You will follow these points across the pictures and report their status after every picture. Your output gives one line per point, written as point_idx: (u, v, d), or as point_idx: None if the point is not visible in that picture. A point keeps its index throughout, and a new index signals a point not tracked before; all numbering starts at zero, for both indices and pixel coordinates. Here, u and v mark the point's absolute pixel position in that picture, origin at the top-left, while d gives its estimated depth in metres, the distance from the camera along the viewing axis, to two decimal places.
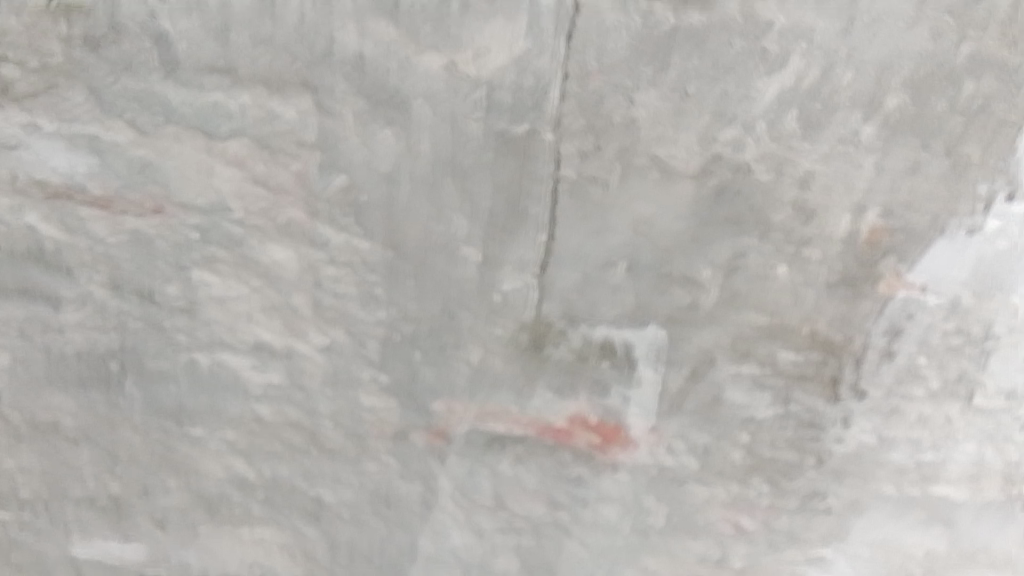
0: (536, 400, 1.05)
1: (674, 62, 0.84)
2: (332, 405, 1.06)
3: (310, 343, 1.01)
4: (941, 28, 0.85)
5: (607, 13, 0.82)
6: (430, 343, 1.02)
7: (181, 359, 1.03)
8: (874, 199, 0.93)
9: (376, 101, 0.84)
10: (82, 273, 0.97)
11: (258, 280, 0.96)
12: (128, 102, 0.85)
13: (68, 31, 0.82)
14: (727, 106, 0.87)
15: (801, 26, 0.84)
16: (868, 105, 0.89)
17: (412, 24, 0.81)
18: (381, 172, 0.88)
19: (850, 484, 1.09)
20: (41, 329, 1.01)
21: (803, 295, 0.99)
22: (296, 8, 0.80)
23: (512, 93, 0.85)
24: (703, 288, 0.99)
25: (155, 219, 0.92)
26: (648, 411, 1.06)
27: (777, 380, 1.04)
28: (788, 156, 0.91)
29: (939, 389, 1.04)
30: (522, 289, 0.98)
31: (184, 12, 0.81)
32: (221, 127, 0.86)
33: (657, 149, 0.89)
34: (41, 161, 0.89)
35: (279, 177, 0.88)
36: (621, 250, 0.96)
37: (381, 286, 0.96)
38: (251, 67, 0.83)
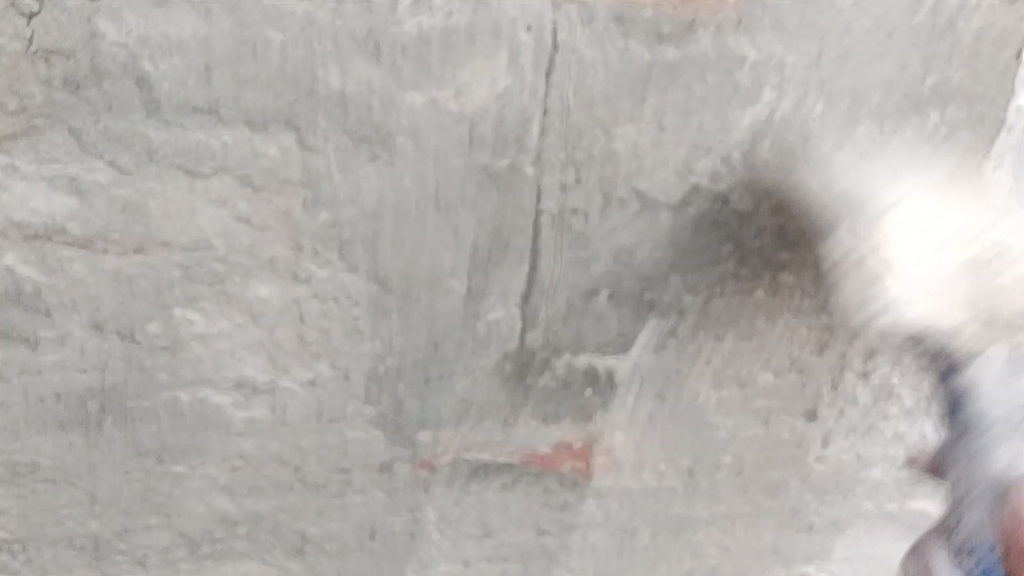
0: (521, 428, 1.07)
1: (652, 96, 0.86)
2: (317, 440, 1.06)
3: (294, 377, 1.01)
4: (908, 59, 0.88)
5: (587, 50, 0.83)
6: (414, 375, 1.02)
7: (163, 397, 1.02)
8: (847, 224, 0.96)
9: (360, 137, 0.85)
10: (60, 314, 0.95)
11: (242, 317, 0.96)
12: (110, 142, 0.83)
13: (47, 71, 0.79)
14: (703, 137, 0.89)
15: (775, 60, 0.86)
16: (838, 134, 0.91)
17: (394, 63, 0.81)
18: (366, 208, 0.89)
19: (830, 501, 1.14)
20: (18, 371, 0.99)
21: (781, 319, 1.01)
22: (278, 48, 0.79)
23: (495, 127, 0.86)
24: (684, 314, 1.00)
25: (137, 258, 0.91)
26: (632, 437, 1.08)
27: (757, 403, 1.06)
28: (763, 184, 0.93)
29: (914, 406, 1.08)
30: (505, 319, 0.99)
31: (166, 53, 0.79)
32: (205, 165, 0.85)
33: (637, 181, 0.91)
34: (21, 202, 0.87)
35: (263, 214, 0.88)
36: (603, 279, 0.97)
37: (366, 320, 0.97)
38: (233, 106, 0.82)
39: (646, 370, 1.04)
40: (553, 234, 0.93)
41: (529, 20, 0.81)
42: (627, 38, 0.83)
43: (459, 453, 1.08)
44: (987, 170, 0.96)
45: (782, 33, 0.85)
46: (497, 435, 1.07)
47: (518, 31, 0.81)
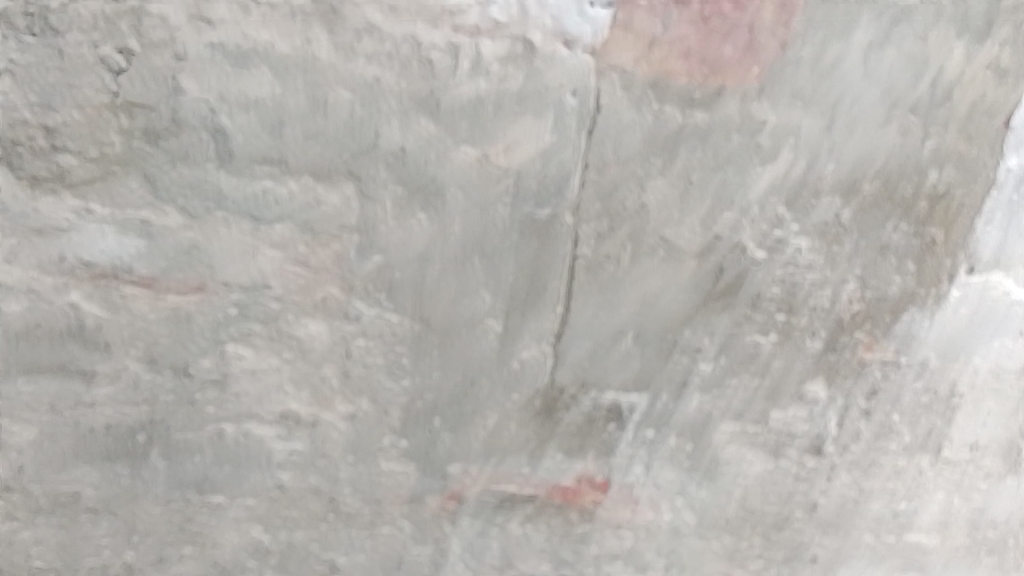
0: (546, 461, 1.12)
1: (682, 154, 0.94)
2: (352, 473, 1.10)
3: (335, 411, 1.06)
4: (910, 125, 0.97)
5: (624, 113, 0.91)
6: (449, 410, 1.08)
7: (208, 431, 1.06)
8: (853, 273, 1.03)
9: (415, 188, 0.92)
10: (119, 347, 0.99)
11: (291, 353, 1.01)
12: (182, 189, 0.89)
13: (128, 123, 0.85)
14: (728, 192, 0.97)
15: (791, 126, 0.95)
16: (847, 190, 0.99)
17: (451, 122, 0.89)
18: (416, 253, 0.96)
19: (833, 535, 1.20)
20: (72, 403, 1.01)
21: (793, 360, 1.08)
22: (347, 106, 0.87)
23: (538, 180, 0.93)
24: (703, 354, 1.07)
25: (196, 297, 0.96)
26: (649, 469, 1.14)
27: (770, 438, 1.13)
28: (783, 236, 1.00)
29: (912, 442, 1.17)
30: (537, 357, 1.05)
31: (243, 109, 0.86)
32: (270, 212, 0.91)
33: (665, 231, 0.98)
34: (90, 242, 0.91)
35: (319, 257, 0.95)
36: (630, 321, 1.04)
37: (408, 357, 1.03)
38: (302, 158, 0.89)
39: (666, 406, 1.10)
40: (585, 278, 1.00)
41: (574, 84, 0.89)
42: (661, 101, 0.92)
43: (486, 485, 1.13)
44: (982, 226, 1.04)
45: (798, 99, 0.94)
46: (523, 466, 1.12)
47: (563, 95, 0.89)
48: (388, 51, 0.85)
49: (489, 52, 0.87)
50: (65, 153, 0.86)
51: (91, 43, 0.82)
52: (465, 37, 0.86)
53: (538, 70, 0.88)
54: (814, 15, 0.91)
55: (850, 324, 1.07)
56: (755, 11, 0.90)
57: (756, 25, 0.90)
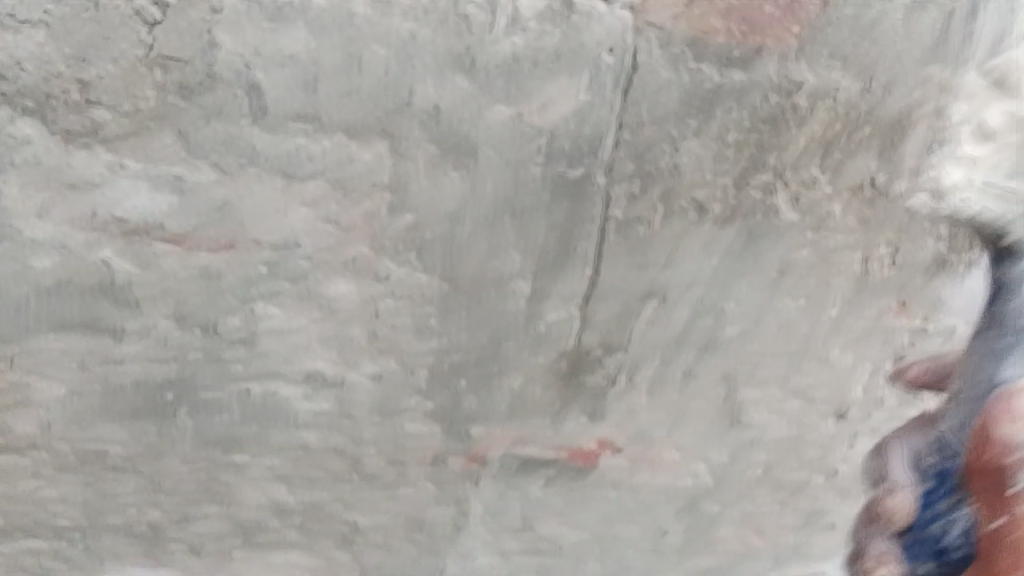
0: (569, 422, 1.13)
1: (718, 114, 0.92)
2: (377, 433, 1.11)
3: (362, 372, 1.07)
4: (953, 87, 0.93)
5: (661, 71, 0.89)
6: (474, 373, 1.08)
7: (236, 389, 1.06)
8: (886, 238, 1.03)
9: (449, 146, 0.91)
10: (149, 304, 0.99)
11: (319, 312, 1.01)
12: (216, 144, 0.88)
13: (163, 77, 0.84)
14: (763, 154, 0.95)
15: (832, 87, 0.92)
16: (883, 152, 0.96)
17: (488, 79, 0.87)
18: (448, 212, 0.95)
19: (847, 501, 1.27)
20: (101, 359, 1.02)
21: (817, 325, 1.08)
22: (382, 62, 0.85)
23: (572, 140, 0.92)
24: (732, 317, 1.07)
25: (227, 254, 0.96)
26: (671, 433, 1.16)
27: (792, 404, 1.15)
28: (816, 199, 0.99)
29: (933, 408, 1.19)
30: (564, 319, 1.05)
31: (278, 64, 0.85)
32: (303, 168, 0.91)
33: (698, 192, 0.97)
34: (123, 199, 0.91)
35: (350, 216, 0.94)
36: (656, 286, 1.04)
37: (436, 317, 1.03)
38: (336, 115, 0.88)
39: (689, 370, 1.11)
40: (614, 240, 1.00)
41: (611, 42, 0.87)
42: (699, 59, 0.89)
43: (507, 446, 1.15)
44: None
45: (838, 58, 0.90)
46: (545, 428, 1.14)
47: (601, 51, 0.87)
48: (425, 6, 0.83)
49: (527, 7, 0.84)
50: (98, 107, 0.85)
51: None
52: None
53: (576, 27, 0.85)
54: None
55: (880, 288, 1.07)
56: None
57: None
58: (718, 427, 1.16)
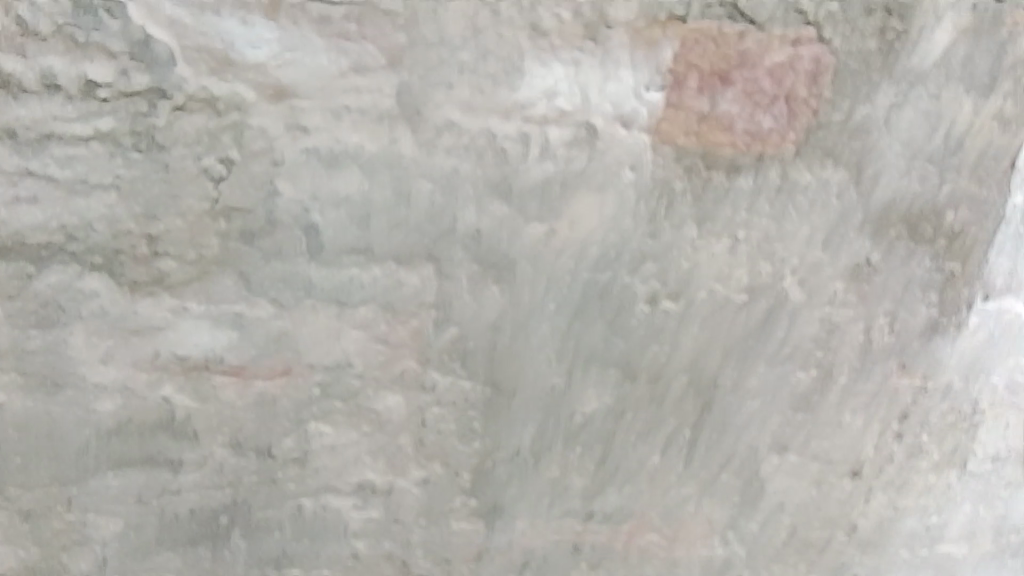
0: (604, 506, 1.17)
1: (727, 213, 1.01)
2: (424, 535, 1.15)
3: (409, 478, 1.11)
4: (928, 173, 1.03)
5: (676, 181, 0.98)
6: (514, 468, 1.13)
7: (288, 507, 1.09)
8: (885, 310, 1.10)
9: (488, 264, 0.98)
10: (207, 435, 1.03)
11: (369, 426, 1.06)
12: (276, 282, 0.95)
13: (226, 225, 0.92)
14: (771, 244, 1.03)
15: (829, 182, 1.01)
16: (875, 233, 1.05)
17: (523, 202, 0.96)
18: (488, 322, 1.02)
19: (871, 554, 1.27)
20: (158, 493, 1.05)
21: (829, 392, 1.15)
22: (428, 195, 0.93)
23: (600, 247, 1.00)
24: (752, 395, 1.13)
25: (282, 380, 1.01)
26: (699, 505, 1.19)
27: (814, 468, 1.19)
28: (820, 280, 1.07)
29: (940, 459, 1.23)
30: (599, 412, 1.11)
31: (334, 205, 0.92)
32: (355, 296, 0.97)
33: (715, 284, 1.05)
34: (185, 338, 0.96)
35: (398, 334, 1.01)
36: (681, 369, 1.10)
37: (479, 420, 1.09)
38: (386, 244, 0.95)
39: (710, 437, 1.15)
40: (640, 334, 1.06)
41: (632, 160, 0.96)
42: (710, 168, 0.98)
43: (548, 537, 1.18)
44: (994, 258, 1.10)
45: (829, 157, 1.00)
46: (584, 516, 1.18)
47: (623, 169, 0.96)
48: (465, 144, 0.92)
49: (556, 138, 0.93)
50: (166, 257, 0.92)
51: (194, 156, 0.89)
52: (534, 126, 0.92)
53: (601, 151, 0.95)
54: (844, 86, 0.97)
55: (880, 354, 1.13)
56: (791, 84, 0.96)
57: (792, 96, 0.96)
58: (737, 497, 1.19)
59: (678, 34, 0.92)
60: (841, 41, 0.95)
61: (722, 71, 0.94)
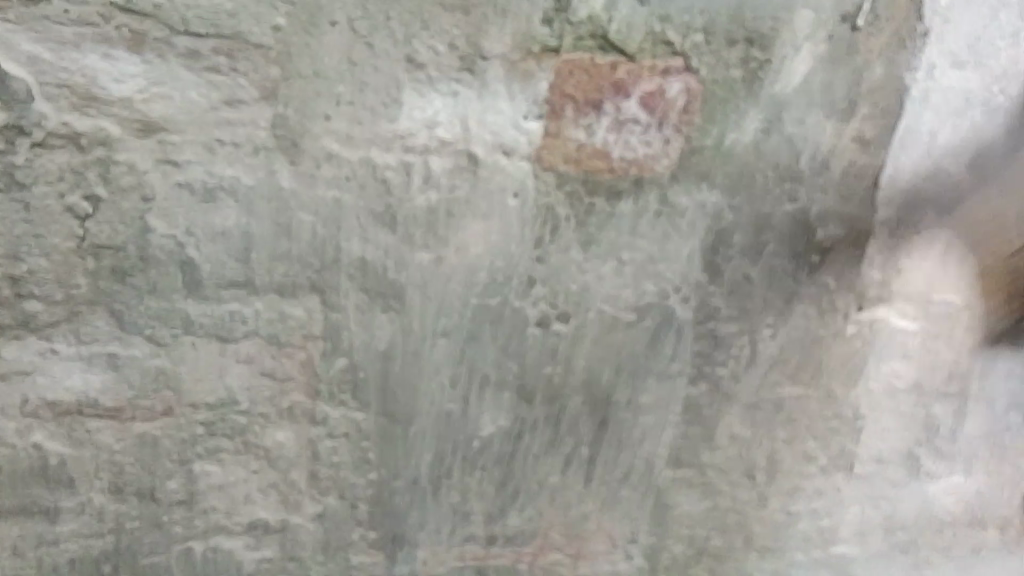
0: (507, 528, 1.16)
1: (610, 234, 1.03)
2: (322, 570, 1.10)
3: (304, 513, 1.07)
4: (797, 192, 1.07)
5: (560, 207, 0.99)
6: (413, 497, 1.10)
7: (176, 550, 1.04)
8: (766, 323, 1.14)
9: (376, 294, 0.97)
10: (83, 482, 0.98)
11: (258, 462, 1.03)
12: (151, 319, 0.92)
13: (95, 264, 0.88)
14: (654, 265, 1.06)
15: (705, 205, 1.04)
16: (753, 253, 1.09)
17: (408, 230, 0.95)
18: (379, 351, 1.01)
19: (770, 559, 1.29)
20: (34, 544, 0.99)
21: (720, 406, 1.17)
22: (310, 228, 0.92)
23: (489, 271, 1.00)
24: (645, 412, 1.14)
25: (163, 421, 0.97)
26: (601, 519, 1.19)
27: (711, 475, 1.21)
28: (705, 297, 1.10)
29: (828, 463, 1.26)
30: (497, 436, 1.10)
31: (211, 240, 0.90)
32: (238, 331, 0.95)
33: (603, 305, 1.06)
34: (56, 381, 0.92)
35: (285, 368, 0.99)
36: (576, 389, 1.11)
37: (374, 451, 1.06)
38: (268, 277, 0.93)
39: (607, 455, 1.15)
40: (534, 356, 1.07)
41: (515, 187, 0.97)
42: (592, 194, 1.00)
43: (450, 560, 1.15)
44: (863, 264, 1.14)
45: (705, 180, 1.03)
46: (487, 540, 1.15)
47: (506, 196, 0.97)
48: (346, 174, 0.91)
49: (438, 167, 0.93)
50: (31, 298, 0.88)
51: (58, 193, 0.85)
52: (416, 156, 0.92)
53: (483, 179, 0.95)
54: (714, 113, 1.00)
55: (767, 366, 1.17)
56: (664, 111, 0.98)
57: (664, 122, 0.98)
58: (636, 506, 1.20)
59: (551, 65, 0.93)
60: (707, 71, 0.98)
61: (596, 100, 0.96)
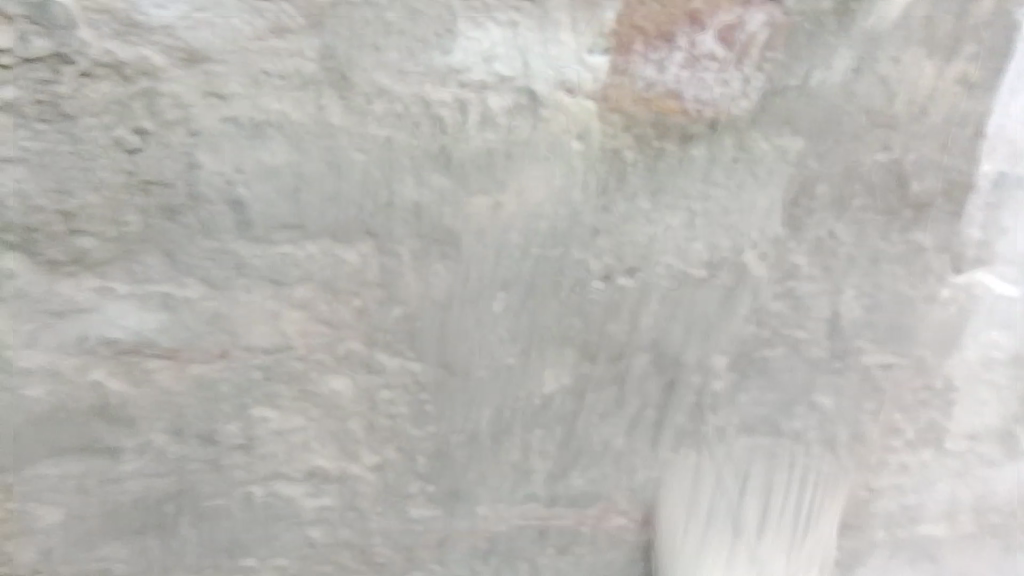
0: (571, 488, 1.10)
1: (678, 182, 0.97)
2: (381, 523, 1.07)
3: (363, 463, 1.04)
4: (891, 140, 1.00)
5: (625, 150, 0.95)
6: (473, 452, 1.06)
7: (239, 493, 1.02)
8: (851, 286, 1.06)
9: (431, 240, 0.95)
10: (145, 421, 0.97)
11: (316, 411, 1.00)
12: (204, 261, 0.92)
13: (144, 200, 0.89)
14: (728, 217, 0.99)
15: (787, 151, 0.98)
16: (839, 207, 1.02)
17: (463, 173, 0.93)
18: (435, 300, 0.98)
19: (848, 535, 1.20)
20: (99, 480, 0.98)
21: (795, 369, 1.09)
22: (361, 167, 0.91)
23: (549, 219, 0.96)
24: (716, 376, 1.08)
25: (219, 364, 0.96)
26: (672, 489, 1.12)
27: (783, 444, 1.13)
28: (783, 253, 1.03)
29: (915, 438, 1.17)
30: (559, 394, 1.05)
31: (262, 178, 0.90)
32: (291, 275, 0.94)
33: (672, 260, 1.00)
34: (111, 320, 0.92)
35: (341, 314, 0.96)
36: (643, 348, 1.04)
37: (432, 404, 1.03)
38: (320, 222, 0.92)
39: (675, 421, 1.09)
40: (597, 311, 1.01)
41: (577, 129, 0.93)
42: (661, 138, 0.95)
43: (512, 521, 1.10)
44: (962, 227, 1.07)
45: (788, 125, 0.97)
46: (548, 500, 1.10)
47: (565, 139, 0.93)
48: (398, 112, 0.90)
49: (494, 104, 0.91)
50: (84, 235, 0.89)
51: (104, 127, 0.86)
52: (471, 92, 0.90)
53: (542, 119, 0.92)
54: (798, 50, 0.95)
55: (851, 329, 1.08)
56: (744, 46, 0.94)
57: (744, 58, 0.94)
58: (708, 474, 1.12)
59: None
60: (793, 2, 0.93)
61: (668, 33, 0.92)
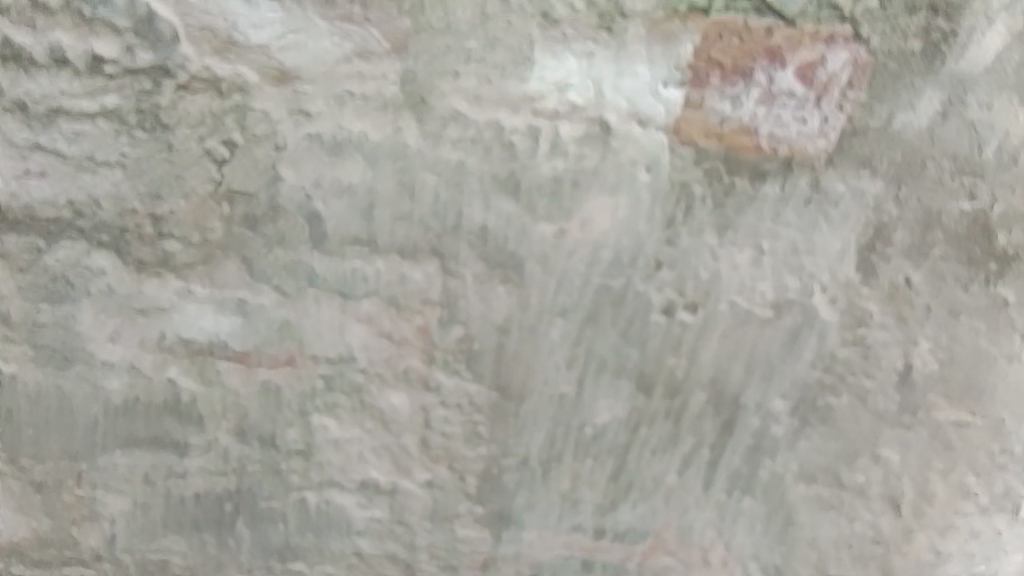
0: (618, 523, 1.09)
1: (747, 220, 0.96)
2: (428, 539, 1.08)
3: (414, 479, 1.05)
4: (979, 189, 0.98)
5: (693, 185, 0.95)
6: (522, 477, 1.06)
7: (293, 498, 1.05)
8: (927, 336, 1.03)
9: (494, 264, 0.96)
10: (212, 421, 1.01)
11: (373, 422, 1.02)
12: (279, 270, 0.96)
13: (229, 209, 0.94)
14: (797, 257, 0.98)
15: (864, 193, 0.97)
16: (917, 254, 1.00)
17: (529, 201, 0.94)
18: (495, 323, 0.99)
19: None
20: (164, 474, 1.03)
21: (861, 419, 1.05)
22: (432, 190, 0.93)
23: (612, 251, 0.96)
24: (777, 419, 1.05)
25: (285, 370, 1.00)
26: (722, 533, 1.10)
27: (844, 495, 1.08)
28: (853, 299, 1.00)
29: (989, 503, 1.11)
30: (612, 425, 1.04)
31: (337, 196, 0.93)
32: (358, 290, 0.97)
33: (737, 297, 0.99)
34: (189, 320, 0.97)
35: (402, 330, 0.99)
36: (701, 386, 1.03)
37: (485, 425, 1.04)
38: (389, 239, 0.95)
39: (732, 463, 1.06)
40: (655, 344, 1.01)
41: (647, 160, 0.94)
42: (732, 173, 0.95)
43: (555, 551, 1.10)
44: None
45: (866, 167, 0.96)
46: (595, 532, 1.09)
47: (636, 170, 0.94)
48: (472, 137, 0.92)
49: (566, 133, 0.93)
50: (171, 239, 0.94)
51: (198, 137, 0.92)
52: (544, 120, 0.92)
53: (613, 149, 0.93)
54: (882, 90, 0.94)
55: (922, 384, 1.04)
56: (824, 85, 0.93)
57: (824, 97, 0.93)
58: (758, 519, 1.09)
59: (698, 27, 0.91)
60: (879, 41, 0.92)
61: (744, 69, 0.92)
